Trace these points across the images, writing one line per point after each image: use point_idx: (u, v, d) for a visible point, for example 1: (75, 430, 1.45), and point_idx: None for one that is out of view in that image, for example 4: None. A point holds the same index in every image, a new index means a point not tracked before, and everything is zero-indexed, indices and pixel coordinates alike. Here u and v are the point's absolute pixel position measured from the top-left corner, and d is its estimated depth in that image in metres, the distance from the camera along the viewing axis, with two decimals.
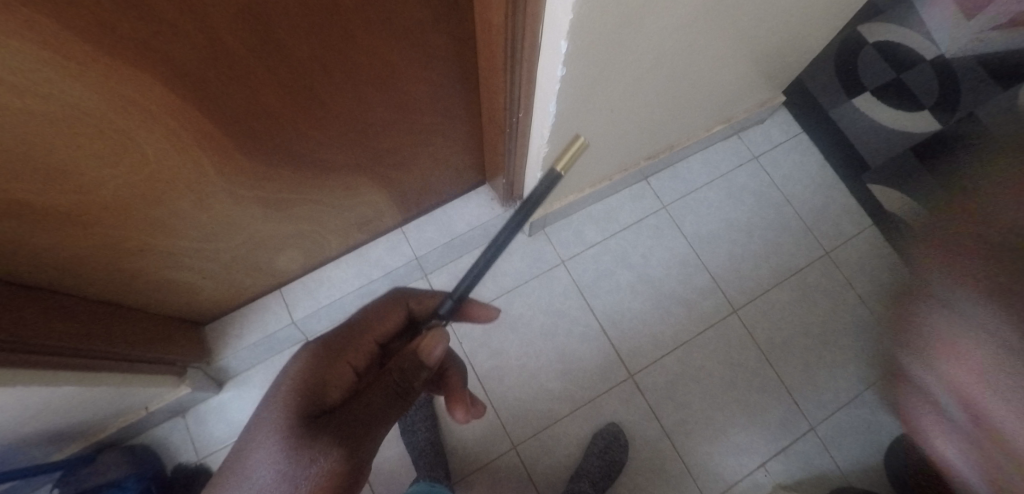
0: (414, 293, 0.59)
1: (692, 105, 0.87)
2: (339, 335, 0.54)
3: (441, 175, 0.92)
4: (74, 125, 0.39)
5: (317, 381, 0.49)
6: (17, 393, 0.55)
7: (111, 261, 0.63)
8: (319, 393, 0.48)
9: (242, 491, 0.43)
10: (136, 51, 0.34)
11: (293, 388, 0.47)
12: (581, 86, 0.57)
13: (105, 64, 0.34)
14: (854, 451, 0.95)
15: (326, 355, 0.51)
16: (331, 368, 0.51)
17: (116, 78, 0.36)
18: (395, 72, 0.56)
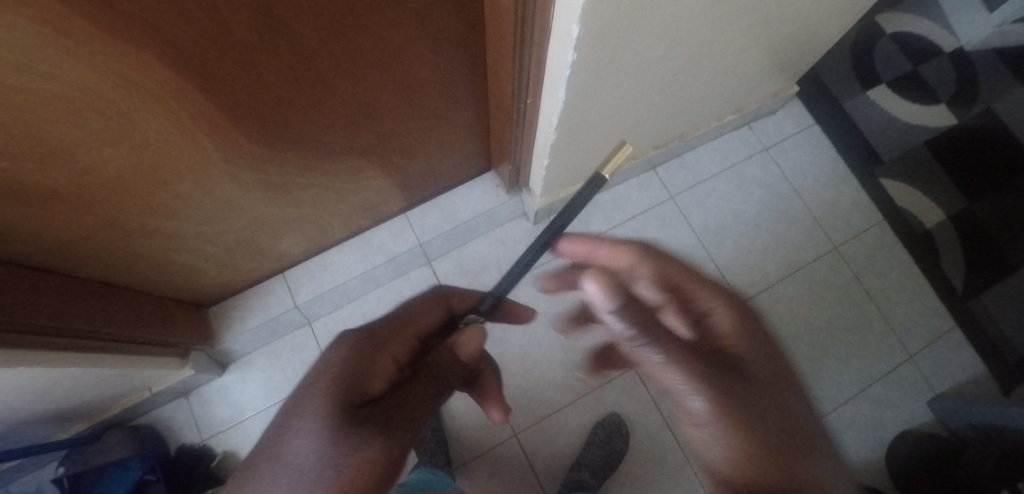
0: (456, 290, 0.58)
1: (704, 93, 0.85)
2: (382, 328, 0.51)
3: (446, 160, 0.90)
4: (73, 105, 0.38)
5: (361, 370, 0.46)
6: (19, 373, 0.55)
7: (113, 243, 0.63)
8: (363, 382, 0.45)
9: (277, 478, 0.40)
10: (137, 31, 0.33)
11: (333, 376, 0.44)
12: (591, 72, 0.55)
13: (104, 44, 0.33)
14: (857, 447, 0.94)
15: (370, 345, 0.48)
16: (376, 358, 0.48)
17: (117, 58, 0.35)
18: (401, 54, 0.55)
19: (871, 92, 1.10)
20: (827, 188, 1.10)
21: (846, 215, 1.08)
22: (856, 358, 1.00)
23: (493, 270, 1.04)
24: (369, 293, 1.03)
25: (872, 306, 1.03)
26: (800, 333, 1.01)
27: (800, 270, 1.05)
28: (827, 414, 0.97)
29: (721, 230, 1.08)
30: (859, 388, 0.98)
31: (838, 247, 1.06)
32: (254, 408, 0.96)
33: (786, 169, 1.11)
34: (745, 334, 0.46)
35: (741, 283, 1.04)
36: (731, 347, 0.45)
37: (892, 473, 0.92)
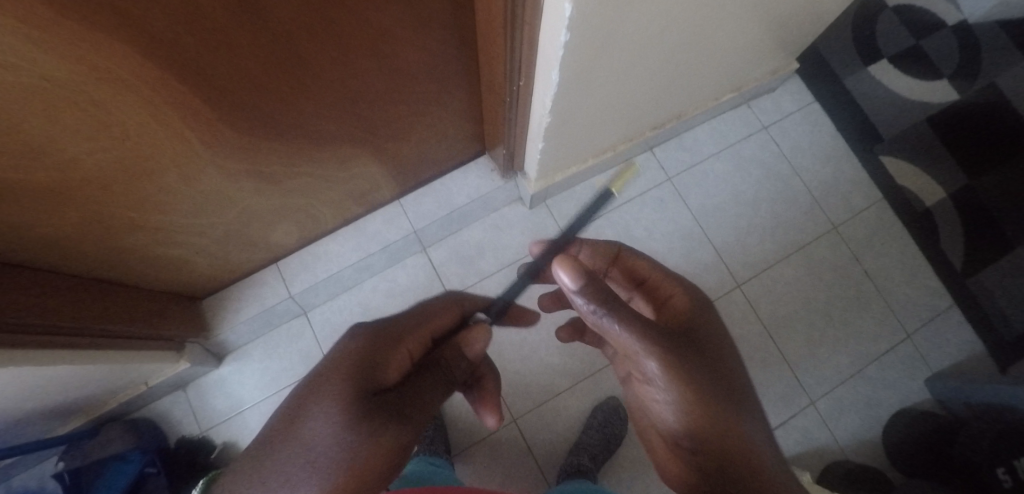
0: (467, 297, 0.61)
1: (703, 72, 0.83)
2: (399, 322, 0.52)
3: (438, 145, 0.88)
4: (44, 98, 0.36)
5: (378, 359, 0.46)
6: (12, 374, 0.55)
7: (99, 239, 0.61)
8: (380, 372, 0.45)
9: (288, 457, 0.39)
10: (105, 18, 0.31)
11: (348, 364, 0.44)
12: (586, 53, 0.53)
13: (71, 32, 0.31)
14: (854, 426, 0.95)
15: (385, 335, 0.49)
16: (393, 350, 0.48)
17: (86, 46, 0.33)
18: (388, 38, 0.53)
19: (872, 67, 1.08)
20: (827, 167, 1.09)
21: (845, 194, 1.07)
22: (854, 338, 1.00)
23: (490, 256, 1.03)
24: (364, 281, 1.02)
25: (870, 286, 1.03)
26: (798, 314, 1.01)
27: (798, 250, 1.04)
28: (825, 394, 0.97)
29: (719, 211, 1.06)
30: (856, 368, 0.98)
31: (837, 227, 1.05)
32: (252, 399, 0.96)
33: (786, 148, 1.10)
34: (694, 314, 0.51)
35: (739, 264, 1.04)
36: (685, 318, 0.51)
37: (889, 451, 0.93)
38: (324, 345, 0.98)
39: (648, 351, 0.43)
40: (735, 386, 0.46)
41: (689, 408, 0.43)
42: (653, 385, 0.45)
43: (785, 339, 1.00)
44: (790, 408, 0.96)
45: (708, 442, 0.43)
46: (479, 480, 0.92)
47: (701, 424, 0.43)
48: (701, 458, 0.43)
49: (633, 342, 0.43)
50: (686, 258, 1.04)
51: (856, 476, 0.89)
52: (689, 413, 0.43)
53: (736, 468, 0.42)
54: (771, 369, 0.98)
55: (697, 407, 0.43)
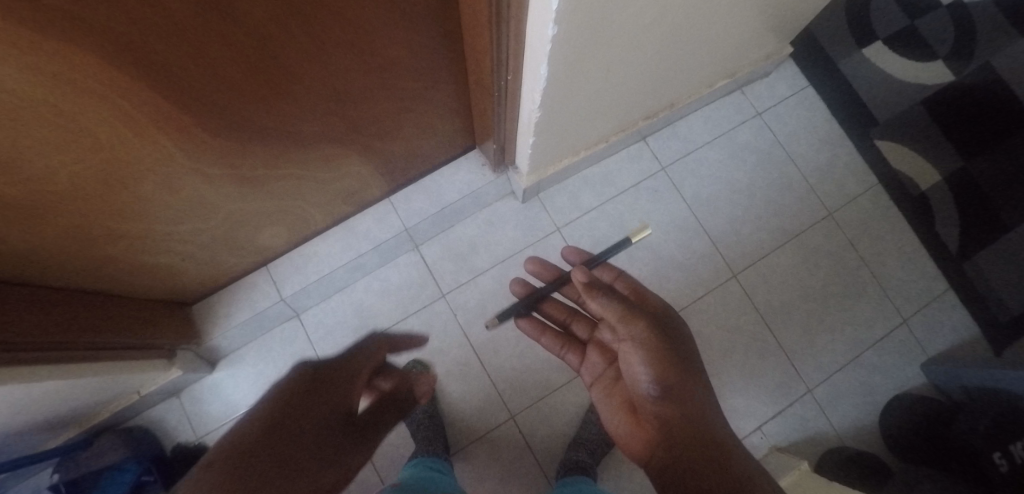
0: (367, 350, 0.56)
1: (695, 60, 0.81)
2: (320, 380, 0.42)
3: (427, 141, 0.87)
4: (12, 114, 0.35)
5: (338, 388, 0.43)
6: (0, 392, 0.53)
7: (81, 251, 0.60)
8: (346, 397, 0.43)
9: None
10: (65, 25, 0.30)
11: (299, 391, 0.39)
12: (574, 45, 0.51)
13: (30, 42, 0.30)
14: (850, 412, 0.96)
15: (317, 387, 0.41)
16: (350, 386, 0.45)
17: (47, 55, 0.31)
18: (369, 36, 0.51)
19: (867, 50, 1.04)
20: (822, 154, 1.09)
21: (840, 180, 1.07)
22: (850, 324, 1.00)
23: (483, 252, 1.02)
24: (357, 281, 1.01)
25: (867, 272, 1.03)
26: (794, 302, 1.01)
27: (793, 238, 1.04)
28: (822, 381, 0.97)
29: (714, 200, 1.05)
30: (853, 355, 0.99)
31: (833, 213, 1.05)
32: (248, 404, 0.95)
33: (779, 134, 1.09)
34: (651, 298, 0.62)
35: (735, 254, 1.03)
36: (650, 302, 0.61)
37: (886, 436, 0.93)
38: (318, 347, 0.98)
39: (629, 319, 0.55)
40: (687, 357, 0.54)
41: (657, 363, 0.52)
42: (630, 345, 0.55)
43: (782, 327, 1.00)
44: (788, 397, 0.97)
45: (674, 392, 0.50)
46: (479, 477, 0.92)
47: (667, 377, 0.51)
48: (667, 408, 0.50)
49: (616, 314, 0.56)
50: (682, 248, 1.03)
51: (852, 462, 0.89)
52: (657, 368, 0.52)
53: (693, 412, 0.49)
54: (768, 358, 0.98)
55: (663, 361, 0.52)
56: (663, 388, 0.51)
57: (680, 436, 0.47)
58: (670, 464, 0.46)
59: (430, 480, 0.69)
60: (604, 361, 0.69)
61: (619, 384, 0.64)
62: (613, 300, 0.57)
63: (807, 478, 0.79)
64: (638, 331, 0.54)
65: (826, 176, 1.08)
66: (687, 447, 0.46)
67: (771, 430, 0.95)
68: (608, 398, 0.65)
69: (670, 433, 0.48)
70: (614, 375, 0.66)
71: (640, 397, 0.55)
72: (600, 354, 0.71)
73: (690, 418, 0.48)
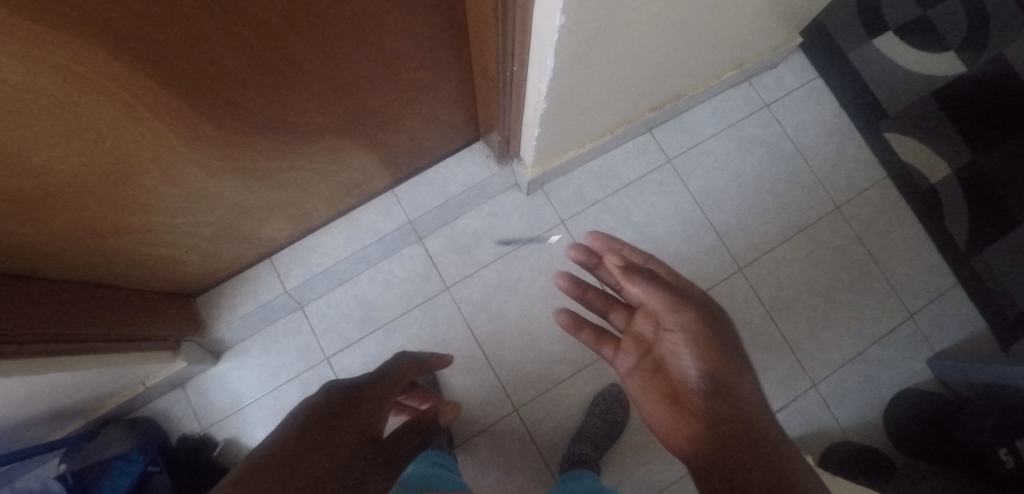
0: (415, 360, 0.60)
1: (703, 50, 0.80)
2: (365, 403, 0.45)
3: (431, 133, 0.86)
4: (16, 107, 0.34)
5: (360, 412, 0.44)
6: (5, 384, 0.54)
7: (84, 245, 0.60)
8: (372, 422, 0.44)
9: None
10: (67, 17, 0.29)
11: (335, 414, 0.42)
12: (582, 35, 0.50)
13: (32, 34, 0.29)
14: (853, 407, 0.96)
15: (349, 407, 0.43)
16: (379, 411, 0.46)
17: (46, 45, 0.31)
18: (373, 26, 0.50)
19: (877, 40, 1.02)
20: (830, 146, 1.08)
21: (848, 173, 1.07)
22: (855, 318, 1.00)
23: (487, 245, 1.01)
24: (360, 273, 1.00)
25: (874, 267, 1.02)
26: (799, 296, 1.01)
27: (800, 231, 1.03)
28: (827, 376, 0.97)
29: (720, 193, 1.04)
30: (858, 350, 0.99)
31: (840, 207, 1.05)
32: (252, 395, 0.95)
33: (787, 126, 1.08)
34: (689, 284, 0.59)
35: (741, 248, 1.02)
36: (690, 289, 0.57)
37: (890, 431, 0.93)
38: (322, 339, 0.98)
39: (675, 306, 0.53)
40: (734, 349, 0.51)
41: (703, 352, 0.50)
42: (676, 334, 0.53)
43: (787, 321, 1.00)
44: (791, 391, 0.97)
45: (724, 384, 0.48)
46: (482, 469, 0.93)
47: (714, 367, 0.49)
48: (715, 401, 0.47)
49: (660, 300, 0.55)
50: (687, 242, 1.02)
51: (856, 457, 0.90)
52: (704, 357, 0.50)
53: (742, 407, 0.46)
54: (772, 352, 0.98)
55: (711, 349, 0.50)
56: (712, 378, 0.48)
57: (729, 432, 0.43)
58: (716, 463, 0.41)
59: (434, 474, 0.69)
60: (641, 354, 0.61)
61: (657, 375, 0.57)
62: (652, 285, 0.56)
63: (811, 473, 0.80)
64: (686, 315, 0.53)
65: (834, 169, 1.07)
66: (732, 440, 0.42)
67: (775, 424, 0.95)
68: (643, 390, 0.58)
69: (719, 427, 0.44)
70: (652, 365, 0.58)
71: (682, 388, 0.51)
72: (637, 344, 0.63)
73: (738, 415, 0.45)
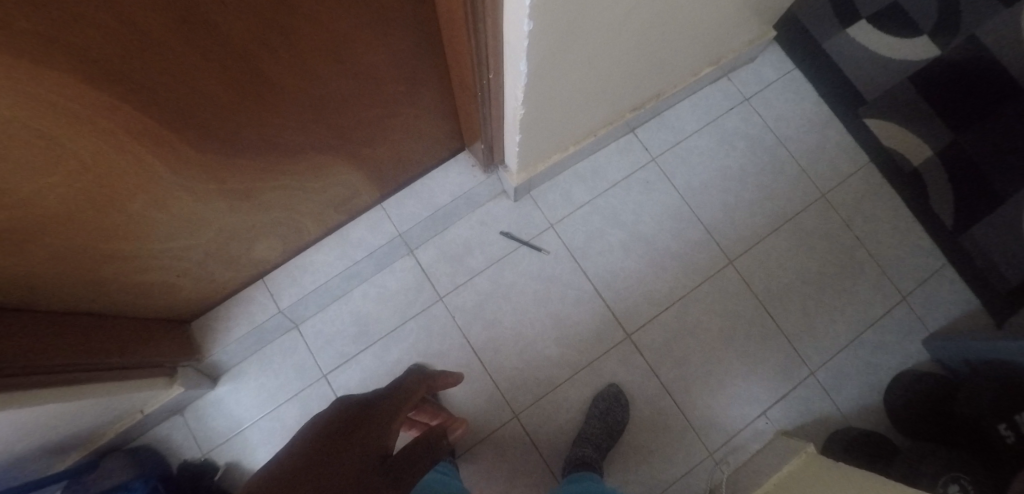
0: (433, 375, 0.61)
1: (678, 48, 0.81)
2: (379, 411, 0.46)
3: (415, 144, 0.87)
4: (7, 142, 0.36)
5: (370, 428, 0.43)
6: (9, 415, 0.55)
7: (76, 276, 0.61)
8: (382, 435, 0.43)
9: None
10: (50, 51, 0.31)
11: (339, 425, 0.43)
12: (552, 39, 0.52)
13: (18, 72, 0.31)
14: (853, 394, 0.96)
15: (366, 416, 0.45)
16: (389, 425, 0.46)
17: (29, 78, 0.32)
18: (346, 43, 0.51)
19: (851, 29, 1.03)
20: (812, 135, 1.09)
21: (831, 161, 1.07)
22: (849, 305, 1.00)
23: (478, 253, 1.02)
24: (353, 289, 1.01)
25: (864, 251, 1.03)
26: (792, 285, 1.01)
27: (788, 221, 1.04)
28: (825, 363, 0.98)
29: (706, 188, 1.05)
30: (853, 336, 0.99)
31: (826, 194, 1.06)
32: (251, 417, 0.95)
33: (768, 119, 1.09)
34: None
35: (731, 240, 1.03)
36: None
37: (891, 416, 0.93)
38: (319, 355, 0.98)
39: None
40: None
41: None
42: None
43: (780, 311, 1.00)
44: (791, 381, 0.97)
45: None
46: (485, 477, 0.92)
47: None
48: None
49: None
50: (676, 237, 1.03)
51: (856, 444, 0.89)
52: None
53: None
54: (769, 342, 0.99)
55: None
56: None
57: None
58: None
59: (438, 482, 0.69)
60: None
61: None
62: None
63: (812, 462, 0.80)
64: None
65: (816, 158, 1.07)
66: None
67: (775, 414, 0.95)
68: None
69: None
70: None
71: None
72: None
73: None
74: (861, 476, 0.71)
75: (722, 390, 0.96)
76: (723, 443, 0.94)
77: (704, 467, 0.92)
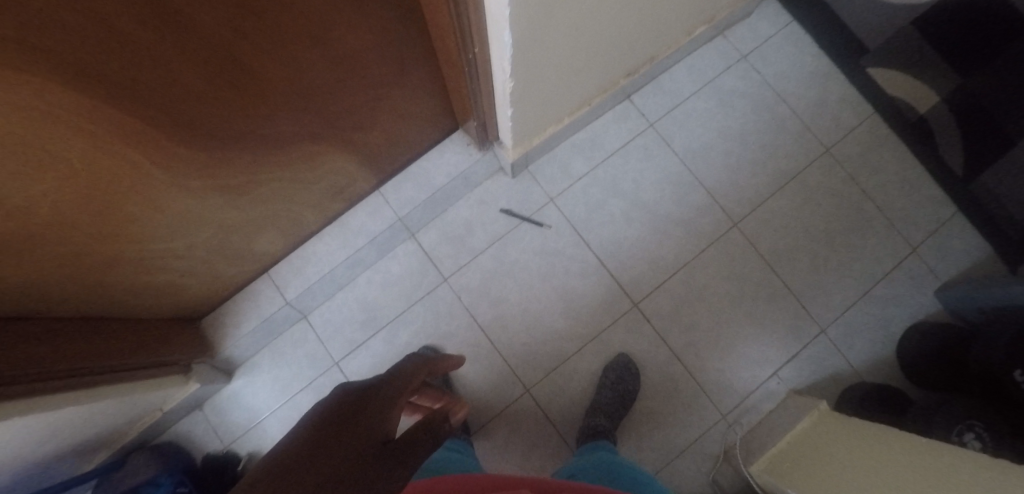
0: (432, 359, 0.59)
1: (671, 6, 0.78)
2: (378, 398, 0.46)
3: (408, 126, 0.85)
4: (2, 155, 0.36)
5: (370, 416, 0.43)
6: (34, 419, 0.56)
7: (83, 281, 0.61)
8: (381, 423, 0.42)
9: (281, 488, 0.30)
10: (31, 60, 0.30)
11: (344, 410, 0.42)
12: (536, 7, 0.50)
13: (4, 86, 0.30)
14: (864, 348, 0.96)
15: (368, 402, 0.44)
16: (388, 413, 0.45)
17: (8, 88, 0.31)
18: (327, 25, 0.49)
19: None
20: (813, 88, 1.06)
21: (834, 114, 1.05)
22: (857, 260, 0.99)
23: (479, 232, 1.01)
24: (358, 276, 1.01)
25: (871, 204, 1.01)
26: (799, 244, 1.00)
27: (792, 179, 1.02)
28: (834, 320, 0.97)
29: (706, 151, 1.03)
30: (863, 291, 0.98)
31: (830, 149, 1.03)
32: (269, 408, 0.97)
33: (768, 75, 1.06)
34: None
35: (734, 203, 1.01)
36: None
37: (905, 369, 0.93)
38: (329, 344, 0.99)
39: None
40: None
41: None
42: None
43: (787, 271, 0.99)
44: (802, 340, 0.97)
45: None
46: (500, 452, 0.94)
47: None
48: None
49: None
50: (678, 203, 1.01)
51: (871, 399, 0.89)
52: None
53: None
54: (778, 302, 0.98)
55: None
56: None
57: None
58: None
59: (451, 459, 0.70)
60: None
61: None
62: None
63: (826, 419, 0.80)
64: None
65: (818, 112, 1.05)
66: None
67: (787, 373, 0.95)
68: None
69: None
70: None
71: None
72: None
73: None
74: (875, 430, 0.71)
75: (731, 353, 0.96)
76: (735, 405, 0.94)
77: (717, 431, 0.93)
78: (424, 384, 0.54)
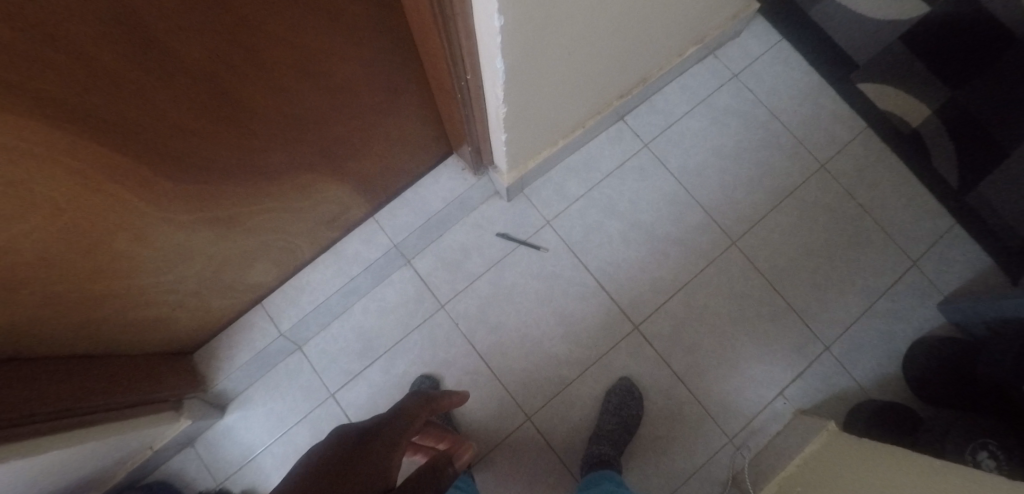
0: (432, 394, 0.58)
1: (660, 29, 0.79)
2: (378, 436, 0.44)
3: (401, 153, 0.85)
4: None
5: (365, 461, 0.40)
6: (24, 464, 0.55)
7: (70, 320, 0.60)
8: (382, 468, 0.39)
9: None
10: (18, 104, 0.30)
11: (342, 455, 0.41)
12: (526, 33, 0.50)
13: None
14: (870, 365, 0.94)
15: (365, 444, 0.43)
16: (391, 454, 0.42)
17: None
18: (316, 57, 0.49)
19: None
20: (805, 105, 1.06)
21: (827, 130, 1.05)
22: (858, 276, 0.98)
23: (476, 256, 1.00)
24: (354, 305, 0.99)
25: (870, 219, 1.00)
26: (799, 261, 0.99)
27: (788, 196, 1.02)
28: (838, 338, 0.96)
29: (701, 170, 1.03)
30: (866, 306, 0.97)
31: (825, 164, 1.03)
32: (263, 443, 0.95)
33: (759, 93, 1.07)
34: None
35: (732, 221, 1.01)
36: None
37: (915, 388, 0.90)
38: (325, 375, 0.97)
39: None
40: None
41: None
42: None
43: (789, 288, 0.98)
44: (806, 358, 0.95)
45: None
46: (503, 483, 0.91)
47: None
48: None
49: None
50: (675, 222, 1.01)
51: (879, 417, 0.87)
52: None
53: None
54: (780, 321, 0.97)
55: None
56: None
57: None
58: None
59: None
60: None
61: None
62: None
63: (835, 440, 0.78)
64: None
65: (812, 128, 1.05)
66: None
67: (792, 393, 0.93)
68: None
69: None
70: None
71: None
72: None
73: None
74: (886, 451, 0.69)
75: (735, 373, 0.94)
76: (741, 427, 0.92)
77: (725, 454, 0.91)
78: (428, 417, 0.52)
